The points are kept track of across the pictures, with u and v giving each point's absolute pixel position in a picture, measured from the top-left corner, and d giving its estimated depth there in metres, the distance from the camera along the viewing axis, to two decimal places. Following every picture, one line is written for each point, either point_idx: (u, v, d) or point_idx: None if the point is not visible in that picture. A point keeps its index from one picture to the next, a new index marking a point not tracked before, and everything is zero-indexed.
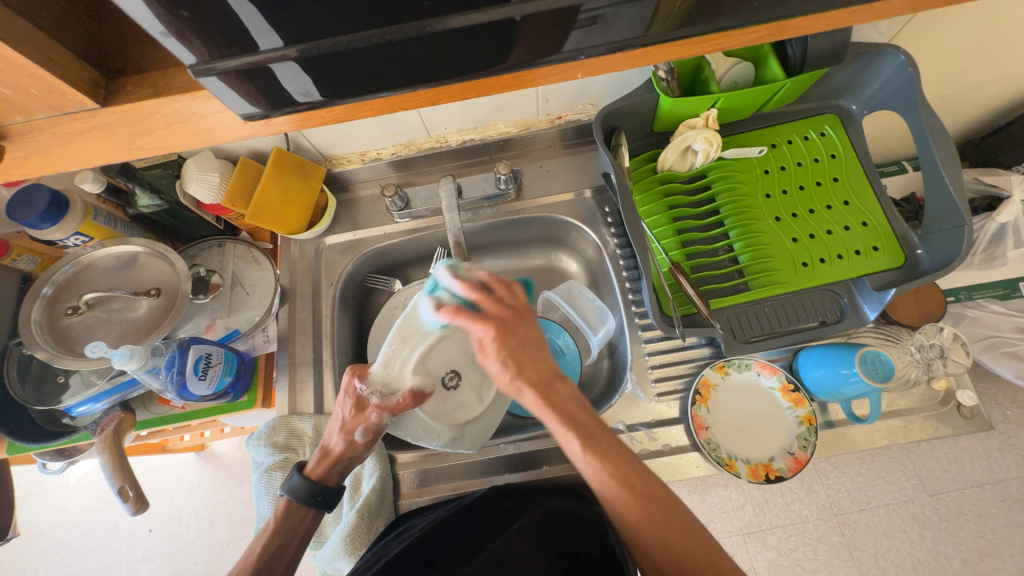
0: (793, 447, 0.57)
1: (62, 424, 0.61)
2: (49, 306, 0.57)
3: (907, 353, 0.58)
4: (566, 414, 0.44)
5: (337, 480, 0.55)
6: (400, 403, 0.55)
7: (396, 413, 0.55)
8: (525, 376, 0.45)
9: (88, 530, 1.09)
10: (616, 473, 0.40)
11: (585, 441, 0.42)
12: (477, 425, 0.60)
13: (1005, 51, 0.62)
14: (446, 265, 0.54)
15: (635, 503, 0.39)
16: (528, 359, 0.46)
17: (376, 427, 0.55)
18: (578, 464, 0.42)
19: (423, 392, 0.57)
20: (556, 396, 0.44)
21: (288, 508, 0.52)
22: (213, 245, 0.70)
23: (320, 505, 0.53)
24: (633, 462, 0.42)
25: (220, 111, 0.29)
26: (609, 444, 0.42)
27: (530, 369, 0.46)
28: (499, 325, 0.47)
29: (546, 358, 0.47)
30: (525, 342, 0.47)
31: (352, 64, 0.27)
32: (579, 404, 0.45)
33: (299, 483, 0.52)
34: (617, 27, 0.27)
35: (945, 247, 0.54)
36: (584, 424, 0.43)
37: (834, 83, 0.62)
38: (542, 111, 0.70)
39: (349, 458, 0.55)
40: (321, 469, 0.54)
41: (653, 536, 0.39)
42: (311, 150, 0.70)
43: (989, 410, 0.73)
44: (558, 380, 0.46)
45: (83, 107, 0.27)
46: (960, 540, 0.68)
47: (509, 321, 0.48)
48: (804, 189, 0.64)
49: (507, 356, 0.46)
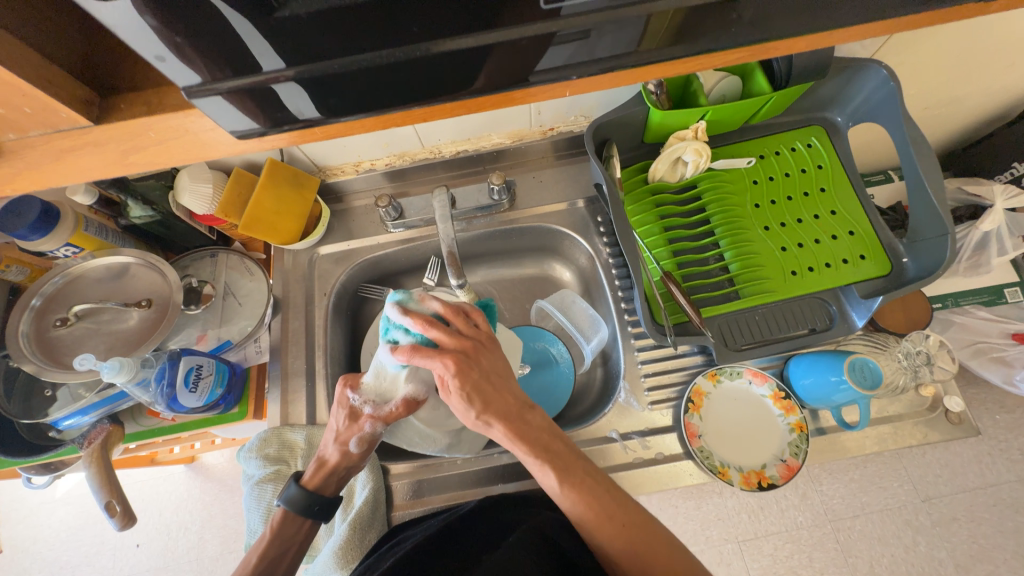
0: (785, 454, 0.58)
1: (49, 438, 0.60)
2: (38, 318, 0.56)
3: (895, 359, 0.59)
4: (539, 446, 0.44)
5: (333, 491, 0.54)
6: (394, 412, 0.55)
7: (390, 422, 0.55)
8: (493, 411, 0.45)
9: (74, 545, 1.07)
10: (594, 505, 0.42)
11: (562, 475, 0.43)
12: (472, 430, 0.63)
13: (983, 66, 0.64)
14: (394, 302, 0.49)
15: (616, 530, 0.41)
16: (492, 393, 0.46)
17: (371, 436, 0.55)
18: (557, 498, 0.44)
19: (416, 400, 0.56)
20: (527, 428, 0.45)
21: (285, 518, 0.51)
22: (205, 256, 0.70)
23: (317, 516, 0.52)
24: (610, 489, 0.44)
25: (214, 127, 0.29)
26: (585, 473, 0.44)
27: (498, 401, 0.46)
28: (461, 359, 0.45)
29: (513, 389, 0.47)
30: (488, 376, 0.46)
31: (347, 84, 0.27)
32: (549, 433, 0.46)
33: (296, 493, 0.52)
34: (605, 47, 0.28)
35: (929, 256, 0.56)
36: (557, 455, 0.44)
37: (820, 96, 0.64)
38: (535, 123, 0.71)
39: (346, 469, 0.55)
40: (316, 479, 0.53)
41: (637, 564, 0.40)
42: (305, 161, 0.70)
43: (978, 415, 0.74)
44: (526, 411, 0.46)
45: (76, 124, 0.27)
46: (953, 546, 0.69)
47: (472, 354, 0.46)
48: (792, 200, 0.65)
49: (473, 390, 0.45)
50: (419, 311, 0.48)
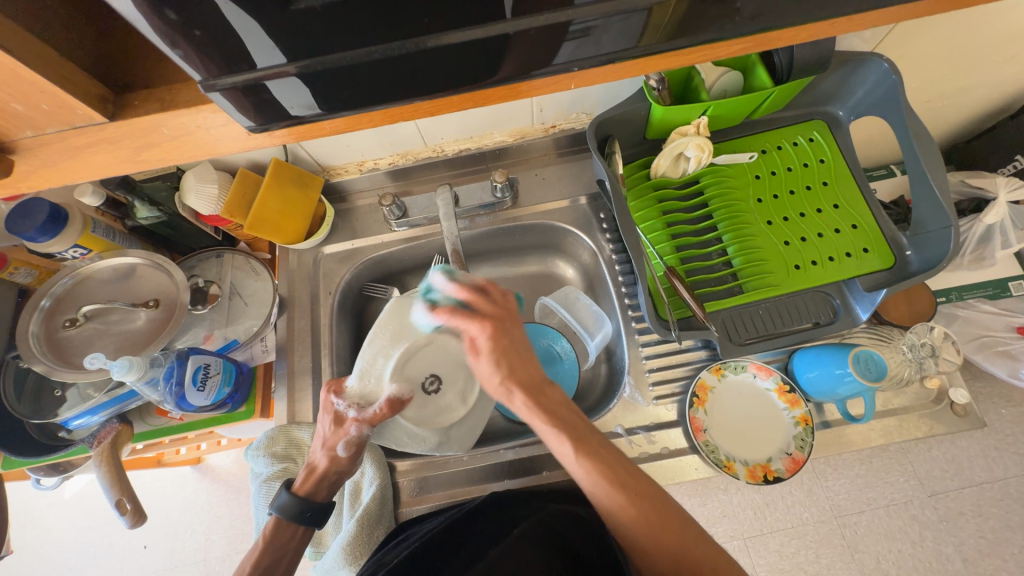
0: (791, 448, 0.58)
1: (59, 437, 0.60)
2: (47, 318, 0.57)
3: (899, 352, 0.59)
4: (556, 416, 0.46)
5: (325, 497, 0.55)
6: (377, 413, 0.55)
7: (375, 425, 0.55)
8: (516, 378, 0.47)
9: (82, 546, 1.08)
10: (606, 475, 0.42)
11: (572, 444, 0.43)
12: (463, 426, 0.61)
13: (985, 59, 0.64)
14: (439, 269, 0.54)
15: (630, 502, 0.41)
16: (518, 362, 0.48)
17: (358, 441, 0.54)
18: (570, 469, 0.44)
19: (402, 399, 0.57)
20: (546, 400, 0.47)
21: (276, 526, 0.52)
22: (212, 256, 0.70)
23: (309, 522, 0.53)
24: (623, 462, 0.43)
25: (225, 124, 0.30)
26: (599, 445, 0.44)
27: (520, 371, 0.48)
28: (494, 324, 0.49)
29: (535, 364, 0.49)
30: (514, 345, 0.49)
31: (351, 78, 0.27)
32: (567, 408, 0.47)
33: (288, 500, 0.52)
34: (608, 39, 0.29)
35: (932, 249, 0.56)
36: (574, 427, 0.45)
37: (821, 90, 0.64)
38: (537, 120, 0.71)
39: (336, 473, 0.55)
40: (308, 485, 0.54)
41: (650, 536, 0.40)
42: (309, 161, 0.71)
43: (984, 410, 0.74)
44: (546, 386, 0.48)
45: (92, 121, 0.28)
46: (961, 541, 0.69)
47: (503, 322, 0.50)
48: (795, 194, 0.65)
49: (498, 355, 0.49)
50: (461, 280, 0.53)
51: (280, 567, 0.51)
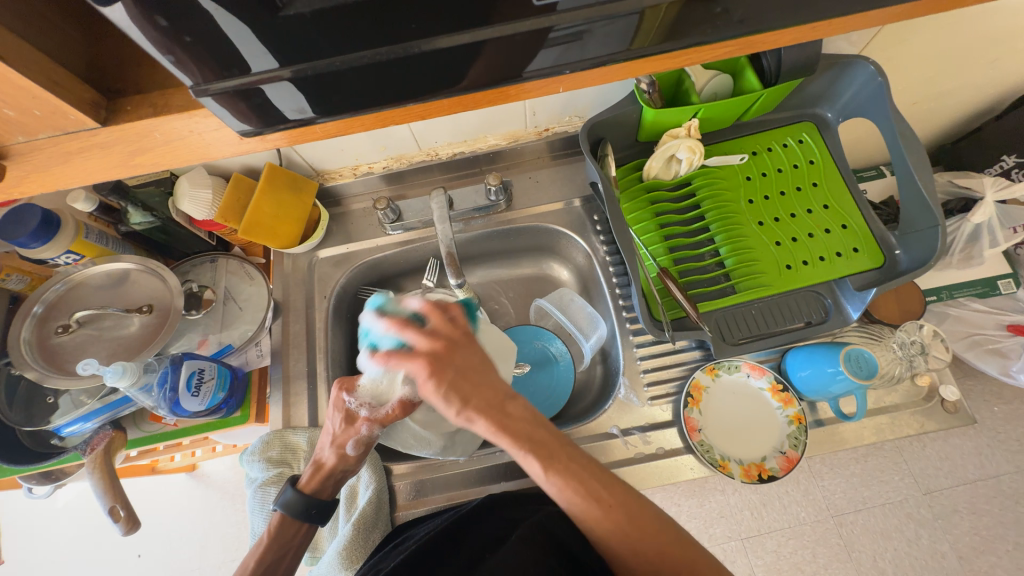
0: (785, 446, 0.58)
1: (51, 445, 0.60)
2: (39, 325, 0.56)
3: (890, 350, 0.60)
4: (520, 438, 0.42)
5: (331, 494, 0.54)
6: (389, 414, 0.54)
7: (386, 424, 0.55)
8: (473, 405, 0.43)
9: (75, 556, 1.06)
10: (580, 489, 0.41)
11: (542, 465, 0.42)
12: (468, 434, 0.61)
13: (970, 61, 0.66)
14: (371, 310, 0.51)
15: (604, 515, 0.40)
16: (470, 387, 0.44)
17: (368, 440, 0.54)
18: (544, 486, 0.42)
19: (414, 402, 0.55)
20: (510, 422, 0.43)
21: (282, 522, 0.52)
22: (205, 261, 0.70)
23: (314, 519, 0.52)
24: (595, 472, 0.42)
25: (218, 128, 0.30)
26: (571, 460, 0.42)
27: (473, 398, 0.43)
28: (436, 356, 0.44)
29: (491, 380, 0.45)
30: (464, 369, 0.45)
31: (342, 83, 0.28)
32: (534, 423, 0.44)
33: (293, 496, 0.52)
34: (596, 43, 0.29)
35: (920, 248, 0.57)
36: (543, 445, 0.43)
37: (810, 92, 0.65)
38: (530, 124, 0.72)
39: (343, 471, 0.55)
40: (314, 483, 0.53)
41: (629, 542, 0.40)
42: (303, 165, 0.71)
43: (976, 407, 0.75)
44: (508, 401, 0.44)
45: (84, 126, 0.28)
46: (955, 538, 0.69)
47: (447, 350, 0.45)
48: (785, 195, 0.66)
49: (443, 388, 0.43)
50: (393, 316, 0.49)
51: (284, 564, 0.51)
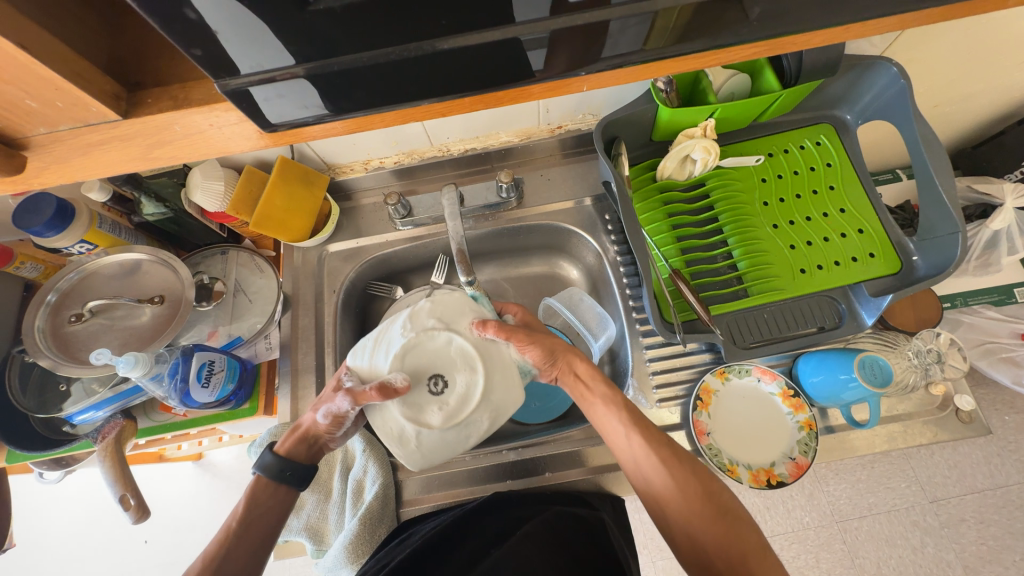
0: (794, 452, 0.58)
1: (63, 432, 0.61)
2: (53, 313, 0.57)
3: (905, 358, 0.58)
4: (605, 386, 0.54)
5: (309, 459, 0.54)
6: (365, 394, 0.46)
7: (359, 404, 0.47)
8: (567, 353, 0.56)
9: (83, 540, 1.08)
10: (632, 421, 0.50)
11: (604, 400, 0.52)
12: (498, 386, 0.49)
13: (996, 64, 0.64)
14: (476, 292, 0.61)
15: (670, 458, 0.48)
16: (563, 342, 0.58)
17: (337, 411, 0.50)
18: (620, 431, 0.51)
19: (390, 389, 0.46)
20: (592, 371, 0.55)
21: (258, 485, 0.51)
22: (217, 253, 0.70)
23: (290, 482, 0.51)
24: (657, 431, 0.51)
25: (237, 123, 0.29)
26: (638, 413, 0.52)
27: (560, 349, 0.55)
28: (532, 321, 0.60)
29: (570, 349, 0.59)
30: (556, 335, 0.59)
31: (360, 82, 0.28)
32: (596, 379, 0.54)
33: (270, 459, 0.51)
34: (622, 42, 0.28)
35: (939, 255, 0.56)
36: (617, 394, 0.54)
37: (830, 93, 0.64)
38: (543, 121, 0.71)
39: (319, 434, 0.54)
40: (290, 442, 0.53)
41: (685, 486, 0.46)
42: (315, 159, 0.71)
43: (988, 416, 0.73)
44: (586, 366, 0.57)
45: (105, 118, 0.28)
46: (962, 547, 0.68)
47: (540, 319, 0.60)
48: (801, 198, 0.65)
49: (533, 339, 0.53)
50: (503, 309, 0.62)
51: (252, 550, 0.48)
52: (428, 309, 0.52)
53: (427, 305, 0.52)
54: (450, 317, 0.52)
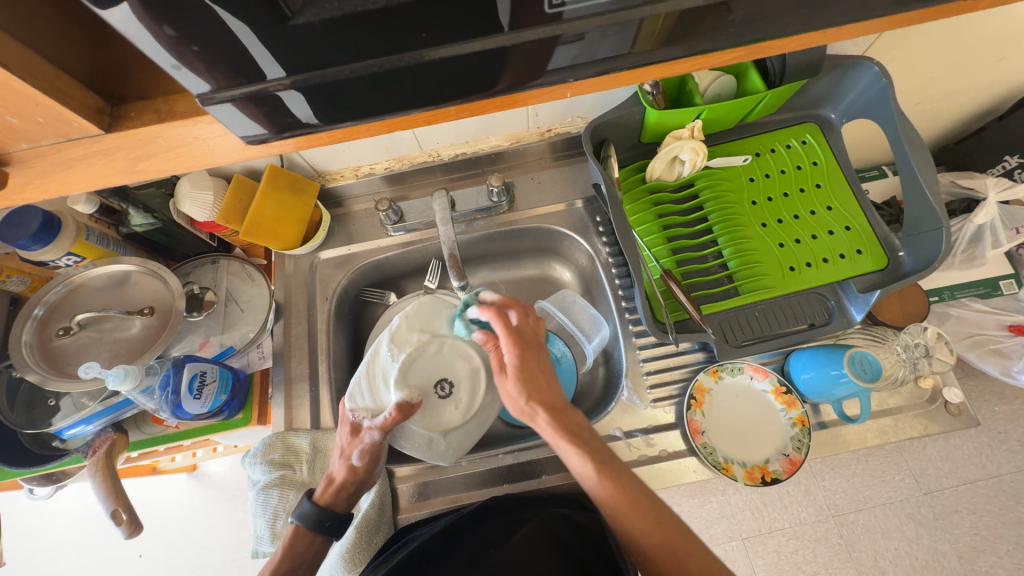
0: (788, 449, 0.58)
1: (54, 446, 0.60)
2: (40, 327, 0.56)
3: (894, 352, 0.60)
4: (579, 438, 0.46)
5: (345, 507, 0.54)
6: (389, 419, 0.54)
7: (388, 430, 0.54)
8: (539, 398, 0.48)
9: (76, 556, 1.07)
10: (625, 494, 0.43)
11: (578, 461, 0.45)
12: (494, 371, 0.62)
13: (976, 61, 0.65)
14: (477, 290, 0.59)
15: (636, 509, 0.42)
16: (542, 383, 0.49)
17: (373, 447, 0.54)
18: (591, 487, 0.45)
19: (410, 403, 0.56)
20: (568, 419, 0.47)
21: (297, 533, 0.51)
22: (207, 262, 0.70)
23: (329, 532, 0.52)
24: (634, 480, 0.44)
25: (221, 134, 0.29)
26: (619, 468, 0.45)
27: (539, 387, 0.49)
28: (520, 345, 0.51)
29: (556, 385, 0.50)
30: (538, 368, 0.50)
31: (347, 92, 0.28)
32: (591, 433, 0.47)
33: (309, 508, 0.52)
34: (606, 49, 0.29)
35: (925, 250, 0.56)
36: (594, 447, 0.46)
37: (814, 93, 0.65)
38: (533, 125, 0.71)
39: (354, 483, 0.54)
40: (328, 494, 0.54)
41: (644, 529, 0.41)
42: (305, 166, 0.71)
43: (977, 407, 0.74)
44: (567, 408, 0.49)
45: (87, 132, 0.27)
46: (956, 538, 0.69)
47: (526, 346, 0.51)
48: (788, 196, 0.66)
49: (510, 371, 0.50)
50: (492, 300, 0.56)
51: None
52: (410, 323, 0.62)
53: (404, 322, 0.62)
54: (428, 323, 0.62)
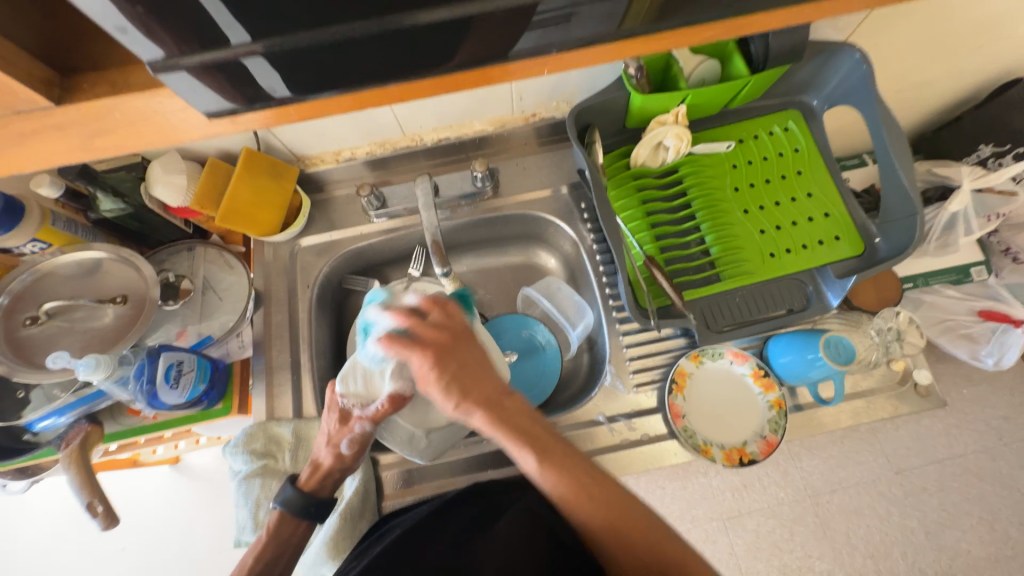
0: (765, 431, 0.60)
1: (25, 440, 0.58)
2: (6, 317, 0.54)
3: (867, 336, 0.62)
4: (519, 431, 0.44)
5: (329, 492, 0.54)
6: (380, 410, 0.53)
7: (378, 421, 0.54)
8: (472, 398, 0.45)
9: (56, 552, 1.05)
10: (574, 484, 0.42)
11: (527, 454, 0.43)
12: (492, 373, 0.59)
13: (953, 49, 0.66)
14: (376, 303, 0.54)
15: (593, 504, 0.42)
16: (471, 381, 0.46)
17: (362, 437, 0.54)
18: (537, 480, 0.44)
19: (404, 397, 0.54)
20: (505, 415, 0.45)
21: (281, 519, 0.51)
22: (182, 250, 0.68)
23: (313, 517, 0.52)
24: (588, 468, 0.44)
25: (184, 109, 0.28)
26: (564, 455, 0.44)
27: (471, 388, 0.46)
28: (438, 350, 0.46)
29: (491, 377, 0.47)
30: (466, 365, 0.47)
31: (321, 60, 0.27)
32: (530, 419, 0.46)
33: (293, 494, 0.52)
34: (581, 22, 0.28)
35: (900, 236, 0.57)
36: (536, 437, 0.44)
37: (797, 79, 0.65)
38: (517, 109, 0.71)
39: (341, 470, 0.54)
40: (313, 481, 0.53)
41: (608, 526, 0.41)
42: (283, 150, 0.69)
43: (947, 389, 0.77)
44: (506, 397, 0.46)
45: (36, 106, 0.26)
46: (923, 514, 0.72)
47: (447, 346, 0.47)
48: (770, 183, 0.66)
49: (436, 380, 0.45)
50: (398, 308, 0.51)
51: None
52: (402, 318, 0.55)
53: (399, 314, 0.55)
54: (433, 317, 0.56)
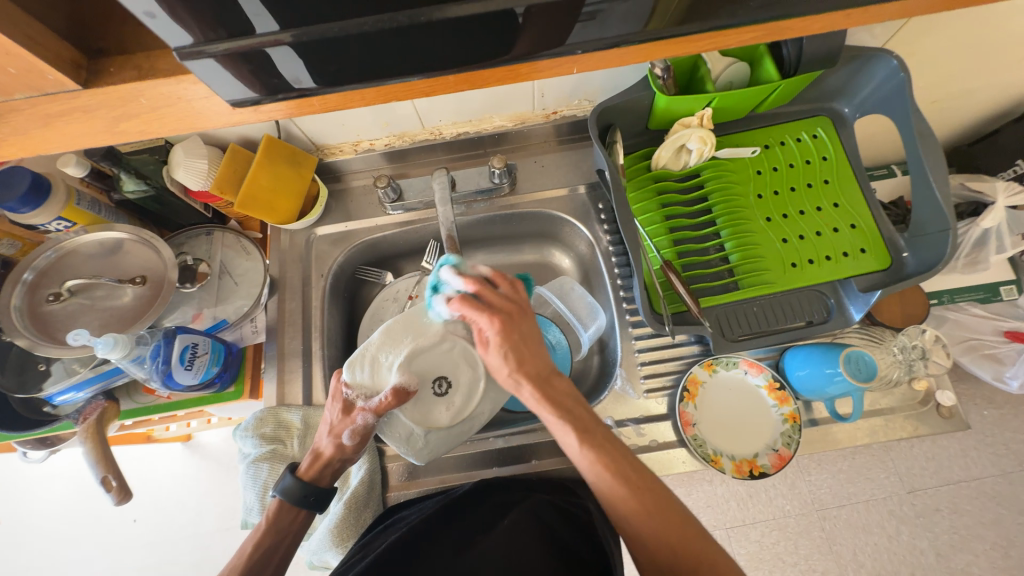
0: (777, 444, 0.59)
1: (44, 412, 0.60)
2: (30, 292, 0.55)
3: (890, 353, 0.59)
4: (565, 409, 0.45)
5: (328, 482, 0.55)
6: (383, 403, 0.54)
7: (381, 414, 0.54)
8: (526, 369, 0.46)
9: (70, 519, 1.08)
10: (610, 469, 0.42)
11: (570, 431, 0.44)
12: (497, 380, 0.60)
13: (999, 59, 0.63)
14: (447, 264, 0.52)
15: (630, 495, 0.40)
16: (528, 354, 0.47)
17: (364, 429, 0.54)
18: (575, 459, 0.44)
19: (407, 390, 0.55)
20: (555, 390, 0.46)
21: (280, 509, 0.52)
22: (201, 234, 0.69)
23: (312, 507, 0.53)
24: (627, 457, 0.43)
25: (207, 96, 0.28)
26: (605, 438, 0.44)
27: (529, 361, 0.47)
28: (504, 318, 0.48)
29: (546, 354, 0.48)
30: (525, 337, 0.48)
31: (347, 52, 0.26)
32: (576, 400, 0.46)
33: (292, 484, 0.52)
34: (614, 21, 0.27)
35: (930, 252, 0.56)
36: (579, 418, 0.45)
37: (828, 85, 0.63)
38: (538, 106, 0.70)
39: (340, 460, 0.54)
40: (312, 470, 0.54)
41: (650, 523, 0.39)
42: (303, 140, 0.69)
43: (967, 410, 0.75)
44: (556, 376, 0.47)
45: (63, 88, 0.26)
46: (935, 536, 0.70)
47: (512, 316, 0.48)
48: (795, 191, 0.64)
49: (500, 345, 0.47)
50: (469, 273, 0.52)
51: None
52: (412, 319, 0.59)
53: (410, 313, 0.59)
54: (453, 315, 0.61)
